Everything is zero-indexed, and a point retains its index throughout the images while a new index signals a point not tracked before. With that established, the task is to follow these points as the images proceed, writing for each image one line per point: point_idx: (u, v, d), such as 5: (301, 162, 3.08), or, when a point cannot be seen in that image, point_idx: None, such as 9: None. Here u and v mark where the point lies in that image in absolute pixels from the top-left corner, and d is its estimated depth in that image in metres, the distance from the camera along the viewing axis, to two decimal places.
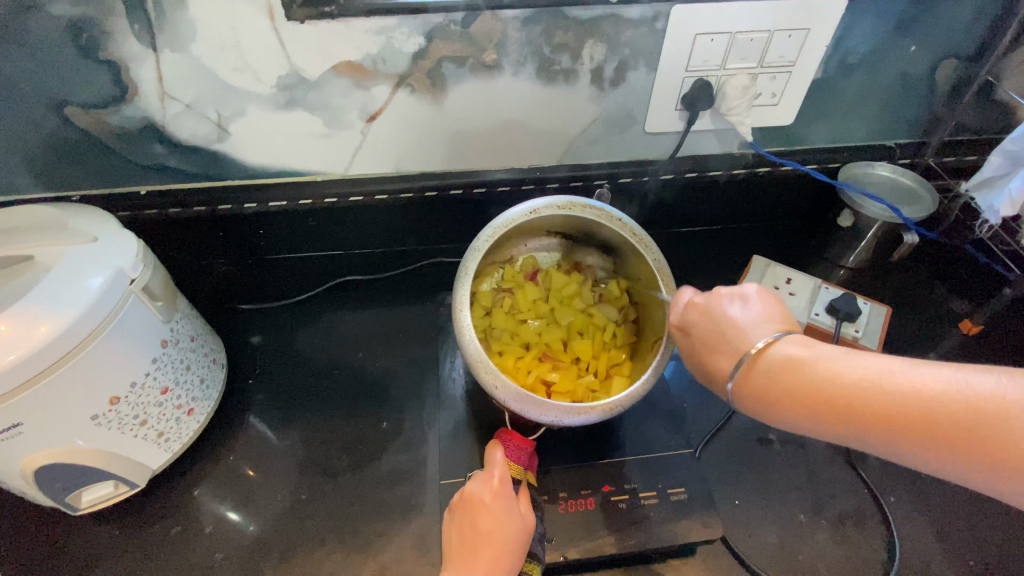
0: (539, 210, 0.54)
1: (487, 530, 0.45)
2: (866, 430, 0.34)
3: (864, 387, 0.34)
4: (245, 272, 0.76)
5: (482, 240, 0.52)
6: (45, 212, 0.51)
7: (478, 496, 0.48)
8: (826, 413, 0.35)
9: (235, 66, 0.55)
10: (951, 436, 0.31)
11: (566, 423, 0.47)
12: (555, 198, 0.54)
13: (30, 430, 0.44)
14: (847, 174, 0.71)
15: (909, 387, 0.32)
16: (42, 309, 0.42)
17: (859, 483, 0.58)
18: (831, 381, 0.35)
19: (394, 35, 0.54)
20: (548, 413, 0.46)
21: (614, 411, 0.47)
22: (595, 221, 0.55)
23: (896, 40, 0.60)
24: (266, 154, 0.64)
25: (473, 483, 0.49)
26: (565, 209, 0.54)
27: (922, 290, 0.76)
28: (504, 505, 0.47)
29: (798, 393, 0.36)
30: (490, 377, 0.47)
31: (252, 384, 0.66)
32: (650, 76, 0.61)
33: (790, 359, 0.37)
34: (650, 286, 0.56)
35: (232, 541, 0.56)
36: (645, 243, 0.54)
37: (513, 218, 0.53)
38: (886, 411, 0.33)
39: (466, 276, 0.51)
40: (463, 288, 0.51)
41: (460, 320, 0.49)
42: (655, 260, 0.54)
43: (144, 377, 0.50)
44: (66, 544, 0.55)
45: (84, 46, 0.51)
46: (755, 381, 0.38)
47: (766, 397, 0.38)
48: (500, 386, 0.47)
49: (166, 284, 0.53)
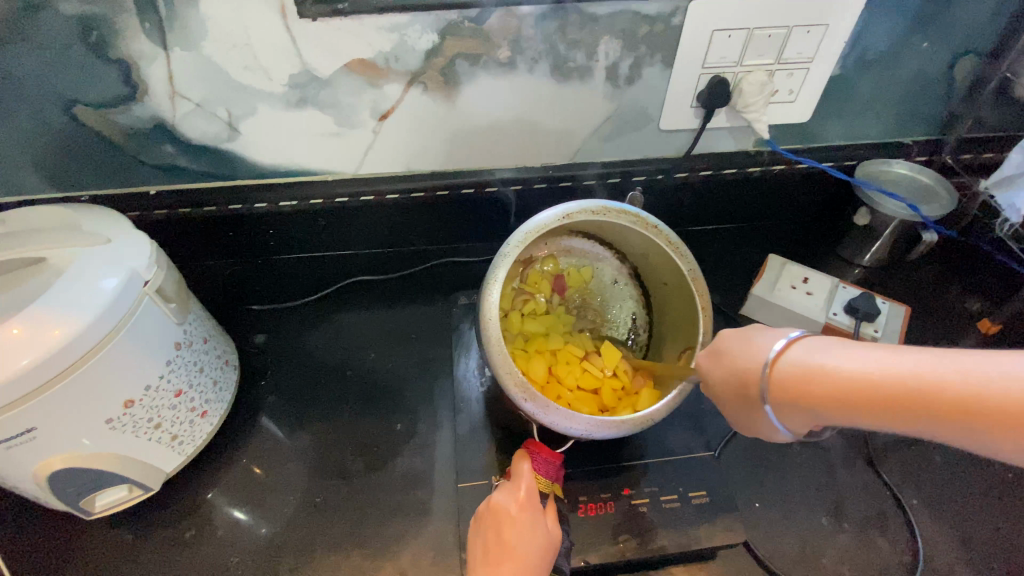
0: (573, 215, 0.52)
1: (512, 543, 0.45)
2: (889, 419, 0.34)
3: (885, 378, 0.34)
4: (256, 272, 0.76)
5: (512, 245, 0.51)
6: (57, 215, 0.50)
7: (504, 508, 0.47)
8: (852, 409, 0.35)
9: (247, 65, 0.54)
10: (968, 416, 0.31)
11: (596, 436, 0.47)
12: (588, 202, 0.53)
13: (44, 434, 0.44)
14: (865, 171, 0.71)
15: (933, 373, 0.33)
16: (56, 311, 0.41)
17: (880, 486, 0.57)
18: (846, 374, 0.35)
19: (407, 32, 0.53)
20: (578, 425, 0.46)
21: (645, 424, 0.47)
22: (630, 227, 0.54)
23: (916, 36, 0.59)
24: (278, 154, 0.63)
25: (500, 494, 0.48)
26: (600, 215, 0.52)
27: (939, 288, 0.75)
28: (530, 518, 0.46)
29: (824, 391, 0.36)
30: (521, 390, 0.46)
31: (266, 386, 0.66)
32: (665, 74, 0.60)
33: (812, 360, 0.37)
34: (681, 293, 0.56)
35: (247, 544, 0.56)
36: (679, 252, 0.53)
37: (546, 224, 0.51)
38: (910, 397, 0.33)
39: (496, 283, 0.50)
40: (493, 296, 0.49)
41: (489, 330, 0.48)
42: (690, 269, 0.53)
43: (158, 380, 0.50)
44: (80, 547, 0.55)
45: (94, 45, 0.51)
46: (782, 389, 0.39)
47: (792, 402, 0.38)
48: (529, 398, 0.46)
49: (179, 285, 0.53)
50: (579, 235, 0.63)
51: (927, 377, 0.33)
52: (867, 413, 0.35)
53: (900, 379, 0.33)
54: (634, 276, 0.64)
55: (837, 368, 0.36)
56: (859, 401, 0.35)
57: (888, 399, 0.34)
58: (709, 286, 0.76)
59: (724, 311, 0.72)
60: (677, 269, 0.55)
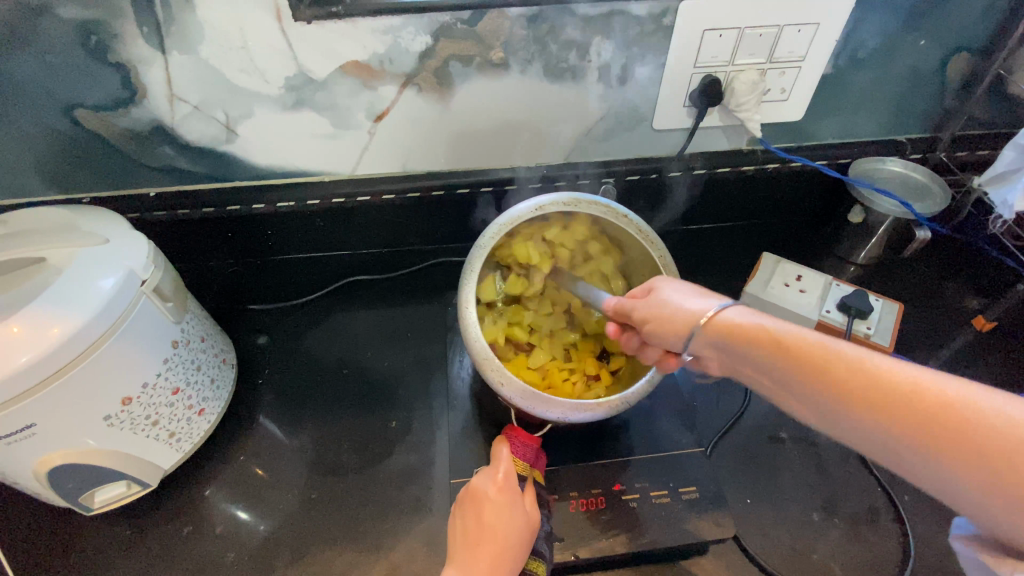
0: (544, 206, 0.54)
1: (491, 523, 0.45)
2: (821, 387, 0.36)
3: (839, 355, 0.35)
4: (254, 273, 0.77)
5: (488, 237, 0.53)
6: (57, 216, 0.51)
7: (483, 490, 0.48)
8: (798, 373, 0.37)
9: (243, 68, 0.55)
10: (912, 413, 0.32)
11: (572, 419, 0.47)
12: (559, 194, 0.54)
13: (43, 431, 0.45)
14: (858, 169, 0.71)
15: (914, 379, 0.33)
16: (55, 310, 0.42)
17: (872, 482, 0.57)
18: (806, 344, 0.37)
19: (400, 34, 0.54)
20: (553, 411, 0.47)
21: (620, 408, 0.48)
22: (601, 216, 0.55)
23: (907, 34, 0.60)
24: (275, 155, 0.64)
25: (480, 477, 0.49)
26: (571, 205, 0.54)
27: (934, 285, 0.75)
28: (508, 500, 0.47)
29: (794, 356, 0.37)
30: (495, 373, 0.48)
31: (263, 385, 0.67)
32: (657, 74, 0.61)
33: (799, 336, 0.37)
34: (653, 280, 0.56)
35: (244, 540, 0.56)
36: (649, 238, 0.54)
37: (520, 214, 0.54)
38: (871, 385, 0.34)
39: (472, 274, 0.51)
40: (468, 286, 0.51)
41: (466, 318, 0.50)
42: (659, 254, 0.53)
43: (155, 378, 0.50)
44: (80, 543, 0.56)
45: (93, 49, 0.52)
46: (717, 335, 0.41)
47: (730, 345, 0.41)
48: (505, 382, 0.47)
49: (177, 285, 0.53)
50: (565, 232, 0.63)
51: (898, 376, 0.33)
52: (827, 398, 0.35)
53: (877, 375, 0.34)
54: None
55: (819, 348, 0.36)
56: (825, 383, 0.35)
57: (857, 391, 0.34)
58: (703, 284, 0.76)
59: None
60: (649, 258, 0.55)
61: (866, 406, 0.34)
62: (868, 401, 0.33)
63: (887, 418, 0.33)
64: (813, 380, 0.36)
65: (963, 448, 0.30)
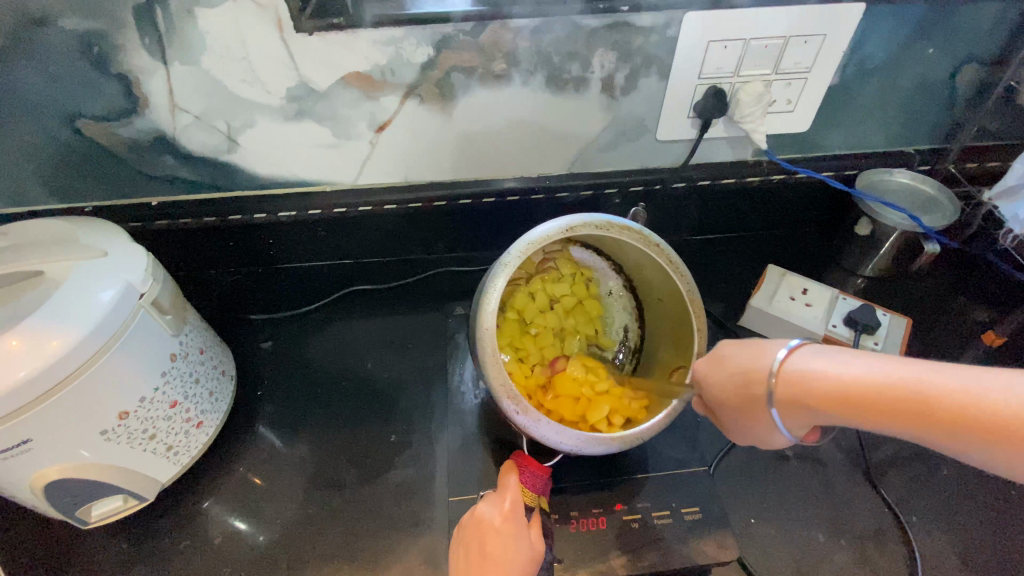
0: (574, 228, 0.51)
1: (495, 555, 0.45)
2: (890, 424, 0.37)
3: (881, 380, 0.37)
4: (257, 281, 0.76)
5: (511, 255, 0.49)
6: (57, 228, 0.51)
7: (488, 519, 0.47)
8: (854, 416, 0.38)
9: (245, 78, 0.55)
10: (964, 425, 0.34)
11: (586, 452, 0.47)
12: (591, 215, 0.51)
13: (39, 446, 0.44)
14: (864, 181, 0.70)
15: (928, 381, 0.35)
16: (53, 324, 0.42)
17: (879, 502, 0.56)
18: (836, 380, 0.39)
19: (402, 45, 0.54)
20: (567, 441, 0.46)
21: (634, 442, 0.47)
22: (634, 242, 0.52)
23: (915, 45, 0.59)
24: (277, 166, 0.64)
25: (485, 505, 0.48)
26: (603, 230, 0.51)
27: (943, 298, 0.74)
28: (514, 532, 0.46)
29: (854, 402, 0.38)
30: (513, 402, 0.46)
31: (263, 395, 0.66)
32: (662, 85, 0.60)
33: (807, 367, 0.40)
34: (678, 311, 0.54)
35: (241, 554, 0.56)
36: (678, 269, 0.51)
37: (547, 236, 0.50)
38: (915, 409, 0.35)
39: (492, 296, 0.48)
40: (488, 308, 0.48)
41: (483, 345, 0.47)
42: (688, 287, 0.51)
43: (153, 392, 0.50)
44: (77, 555, 0.56)
45: (95, 60, 0.51)
46: (791, 389, 0.41)
47: (791, 407, 0.41)
48: (522, 411, 0.46)
49: (176, 297, 0.53)
50: (580, 246, 0.62)
51: (935, 385, 0.35)
52: (862, 412, 0.38)
53: (892, 383, 0.37)
54: (631, 289, 0.64)
55: (830, 369, 0.39)
56: (847, 401, 0.38)
57: (880, 400, 0.37)
58: (708, 296, 0.75)
59: (723, 322, 0.71)
60: (676, 288, 0.53)
61: (878, 412, 0.37)
62: (883, 406, 0.37)
63: (920, 424, 0.35)
64: (840, 402, 0.38)
65: (994, 433, 0.33)
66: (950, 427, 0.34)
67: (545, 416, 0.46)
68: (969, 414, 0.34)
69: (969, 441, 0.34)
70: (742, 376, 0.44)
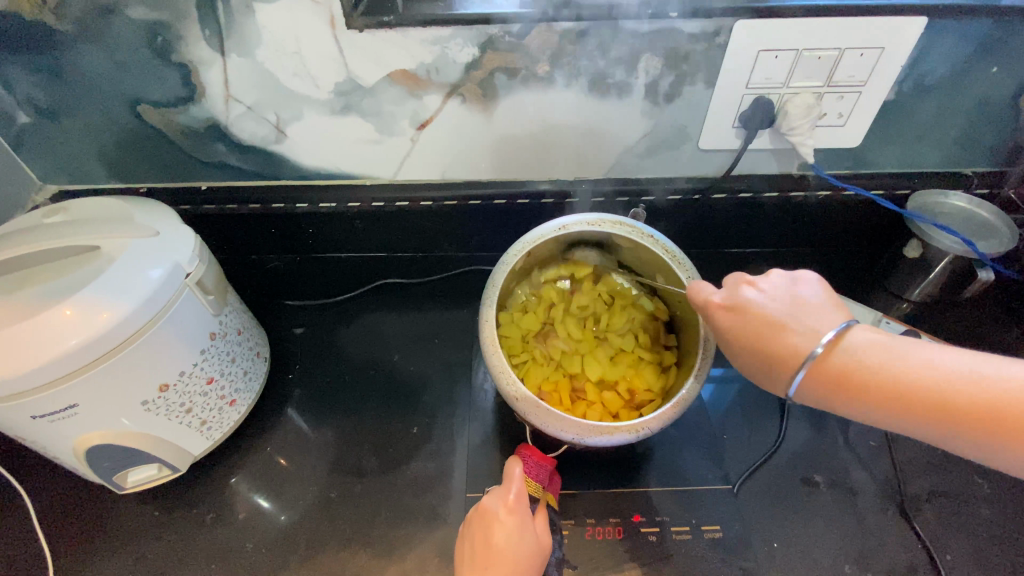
0: (568, 227, 0.55)
1: (500, 548, 0.45)
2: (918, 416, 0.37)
3: (913, 381, 0.37)
4: (294, 268, 0.78)
5: (510, 254, 0.54)
6: (116, 206, 0.54)
7: (493, 511, 0.47)
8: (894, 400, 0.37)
9: (296, 72, 0.56)
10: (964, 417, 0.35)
11: (586, 442, 0.46)
12: (584, 215, 0.56)
13: (84, 412, 0.47)
14: (916, 203, 0.67)
15: (984, 383, 0.35)
16: (104, 296, 0.44)
17: (912, 537, 0.54)
18: (892, 376, 0.37)
19: (448, 45, 0.54)
20: (568, 431, 0.46)
21: (641, 434, 0.47)
22: (627, 238, 0.56)
23: (981, 62, 0.56)
24: (322, 158, 0.66)
25: (489, 497, 0.48)
26: (595, 226, 0.55)
27: (997, 330, 0.70)
28: (518, 522, 0.47)
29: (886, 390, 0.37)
30: (515, 392, 0.48)
31: (293, 379, 0.68)
32: (707, 93, 0.59)
33: (864, 350, 0.38)
34: (682, 302, 0.56)
35: (264, 531, 0.58)
36: (678, 260, 0.54)
37: (542, 234, 0.55)
38: (933, 398, 0.36)
39: (492, 289, 0.52)
40: (488, 302, 0.52)
41: (482, 333, 0.51)
42: (688, 276, 0.53)
43: (191, 367, 0.52)
44: (110, 517, 0.58)
45: (158, 49, 0.54)
46: (839, 366, 0.39)
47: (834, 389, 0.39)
48: (520, 397, 0.48)
49: (219, 278, 0.55)
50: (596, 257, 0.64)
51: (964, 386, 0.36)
52: (917, 415, 0.37)
53: (914, 378, 0.37)
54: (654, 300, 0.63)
55: (872, 368, 0.38)
56: (904, 400, 0.37)
57: (921, 398, 0.36)
58: None
59: None
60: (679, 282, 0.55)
61: (959, 420, 0.36)
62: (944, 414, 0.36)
63: (940, 414, 0.36)
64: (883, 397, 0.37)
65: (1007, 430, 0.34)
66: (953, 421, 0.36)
67: (546, 406, 0.47)
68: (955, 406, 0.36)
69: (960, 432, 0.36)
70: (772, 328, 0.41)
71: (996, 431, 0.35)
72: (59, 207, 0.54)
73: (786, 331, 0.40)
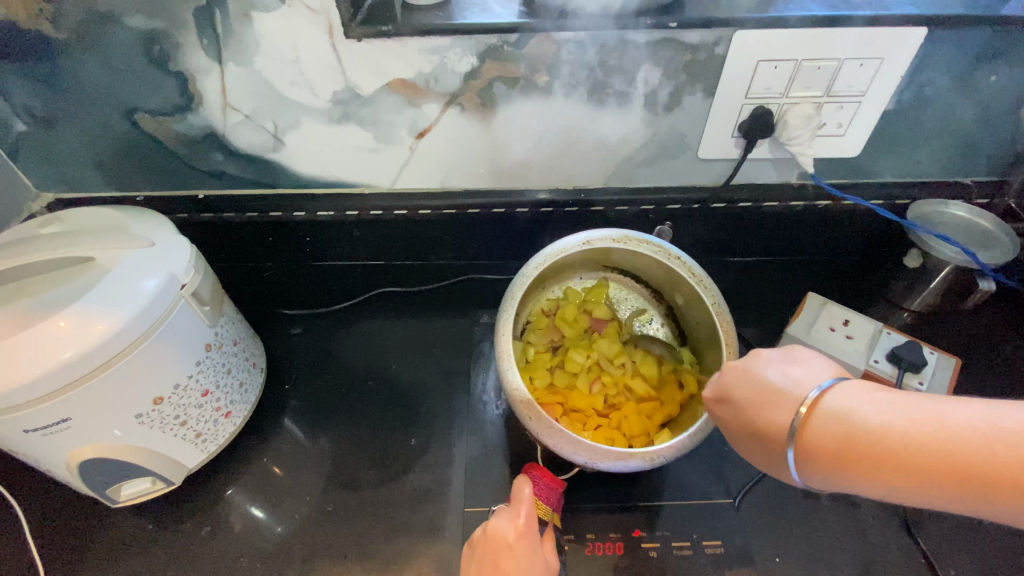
0: (592, 241, 0.55)
1: (508, 572, 0.44)
2: (908, 478, 0.30)
3: (910, 436, 0.29)
4: (292, 276, 0.78)
5: (533, 265, 0.54)
6: (110, 216, 0.54)
7: (502, 535, 0.46)
8: (890, 468, 0.30)
9: (294, 81, 0.56)
10: (934, 473, 0.28)
11: (600, 466, 0.46)
12: (609, 230, 0.56)
13: (77, 426, 0.46)
14: (918, 212, 0.67)
15: (943, 424, 0.29)
16: (98, 308, 0.44)
17: (915, 551, 0.53)
18: (868, 435, 0.31)
19: (447, 55, 0.54)
20: (580, 454, 0.45)
21: (654, 462, 0.46)
22: (652, 255, 0.56)
23: (980, 72, 0.56)
24: (319, 167, 0.65)
25: (499, 519, 0.47)
26: (619, 242, 0.55)
27: (998, 337, 0.70)
28: (527, 547, 0.46)
29: (873, 455, 0.30)
30: (526, 409, 0.47)
31: (290, 389, 0.68)
32: (706, 102, 0.59)
33: (839, 413, 0.32)
34: (705, 326, 0.56)
35: (258, 545, 0.57)
36: (703, 282, 0.54)
37: (566, 247, 0.54)
38: (894, 452, 0.30)
39: (512, 301, 0.52)
40: (507, 313, 0.52)
41: (500, 345, 0.50)
42: (713, 299, 0.53)
43: (187, 379, 0.51)
44: (103, 531, 0.58)
45: (155, 57, 0.54)
46: (815, 440, 0.33)
47: (827, 461, 0.32)
48: (533, 416, 0.47)
49: (215, 289, 0.55)
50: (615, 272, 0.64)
51: (905, 431, 0.30)
52: (900, 480, 0.30)
53: (893, 430, 0.30)
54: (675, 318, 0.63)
55: (850, 431, 0.31)
56: (882, 459, 0.30)
57: (898, 456, 0.29)
58: (741, 321, 0.73)
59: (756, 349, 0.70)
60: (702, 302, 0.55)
61: (927, 476, 0.29)
62: (918, 470, 0.29)
63: (931, 477, 0.29)
64: (870, 458, 0.31)
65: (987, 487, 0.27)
66: (917, 472, 0.29)
67: (559, 426, 0.46)
68: (923, 462, 0.29)
69: (958, 490, 0.28)
70: (759, 408, 0.37)
71: (971, 484, 0.28)
72: (55, 217, 0.53)
73: (778, 392, 0.36)
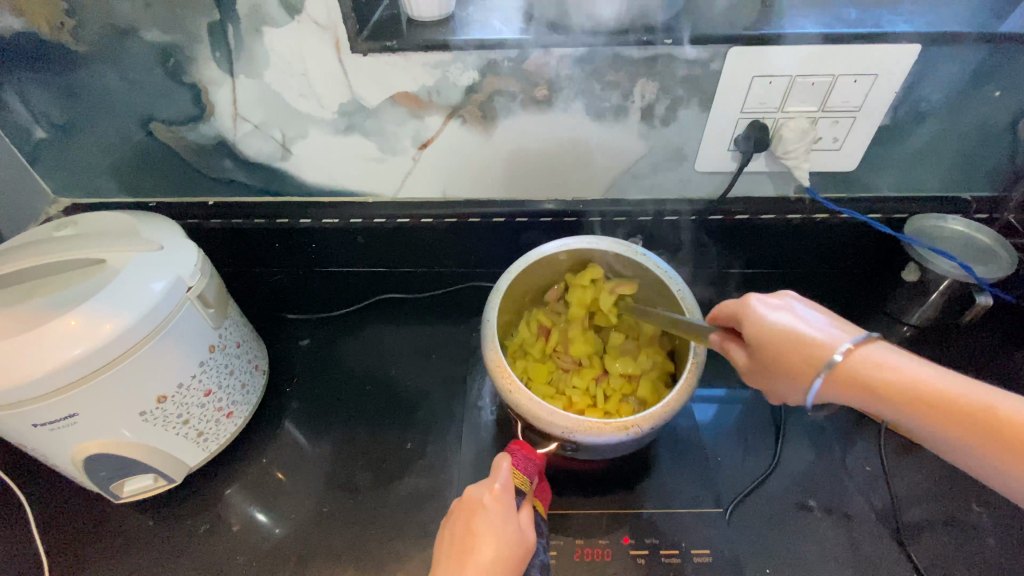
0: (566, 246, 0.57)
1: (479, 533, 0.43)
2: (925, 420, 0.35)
3: (944, 391, 0.35)
4: (296, 282, 0.80)
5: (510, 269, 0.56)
6: (122, 221, 0.56)
7: (477, 498, 0.45)
8: (920, 407, 0.35)
9: (302, 92, 0.58)
10: (972, 424, 0.34)
11: (579, 439, 0.47)
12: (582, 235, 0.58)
13: (83, 421, 0.48)
14: (916, 227, 0.67)
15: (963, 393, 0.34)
16: (107, 308, 0.46)
17: (908, 566, 0.53)
18: (901, 377, 0.36)
19: (449, 69, 0.56)
20: (559, 426, 0.47)
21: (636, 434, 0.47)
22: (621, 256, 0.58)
23: (976, 88, 0.57)
24: (325, 175, 0.67)
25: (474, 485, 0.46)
26: (591, 243, 0.57)
27: (997, 354, 0.69)
28: (501, 511, 0.44)
29: (917, 400, 0.35)
30: (506, 383, 0.49)
31: (291, 392, 0.69)
32: (702, 116, 0.60)
33: (870, 360, 0.37)
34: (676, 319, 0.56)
35: (255, 545, 0.58)
36: (668, 275, 0.55)
37: (541, 252, 0.57)
38: (929, 398, 0.35)
39: (494, 298, 0.54)
40: (489, 310, 0.54)
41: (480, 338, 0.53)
42: (680, 290, 0.54)
43: (190, 379, 0.53)
44: (104, 527, 0.59)
45: (171, 68, 0.56)
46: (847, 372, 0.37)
47: (852, 391, 0.37)
48: (514, 390, 0.49)
49: (220, 292, 0.56)
50: None
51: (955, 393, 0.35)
52: (908, 412, 0.35)
53: (928, 385, 0.35)
54: None
55: (886, 377, 0.36)
56: (917, 404, 0.35)
57: (929, 402, 0.35)
58: None
59: None
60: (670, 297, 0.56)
61: (951, 424, 0.34)
62: (945, 416, 0.34)
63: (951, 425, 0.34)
64: (901, 402, 0.36)
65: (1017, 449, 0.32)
66: (948, 422, 0.34)
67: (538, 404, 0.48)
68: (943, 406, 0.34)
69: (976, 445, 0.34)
70: (768, 344, 0.40)
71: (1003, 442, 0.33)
72: (69, 221, 0.55)
73: (789, 334, 0.40)
